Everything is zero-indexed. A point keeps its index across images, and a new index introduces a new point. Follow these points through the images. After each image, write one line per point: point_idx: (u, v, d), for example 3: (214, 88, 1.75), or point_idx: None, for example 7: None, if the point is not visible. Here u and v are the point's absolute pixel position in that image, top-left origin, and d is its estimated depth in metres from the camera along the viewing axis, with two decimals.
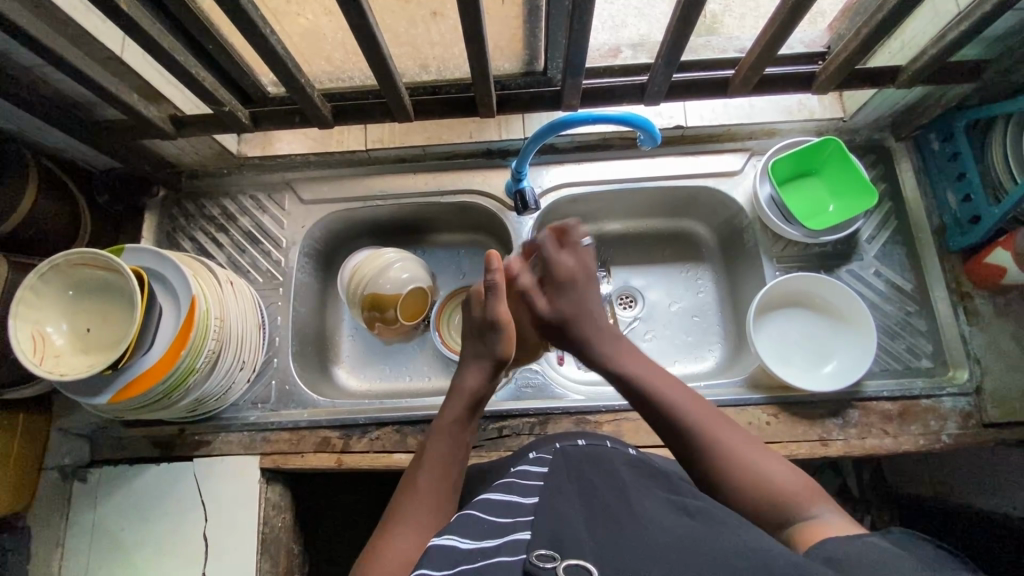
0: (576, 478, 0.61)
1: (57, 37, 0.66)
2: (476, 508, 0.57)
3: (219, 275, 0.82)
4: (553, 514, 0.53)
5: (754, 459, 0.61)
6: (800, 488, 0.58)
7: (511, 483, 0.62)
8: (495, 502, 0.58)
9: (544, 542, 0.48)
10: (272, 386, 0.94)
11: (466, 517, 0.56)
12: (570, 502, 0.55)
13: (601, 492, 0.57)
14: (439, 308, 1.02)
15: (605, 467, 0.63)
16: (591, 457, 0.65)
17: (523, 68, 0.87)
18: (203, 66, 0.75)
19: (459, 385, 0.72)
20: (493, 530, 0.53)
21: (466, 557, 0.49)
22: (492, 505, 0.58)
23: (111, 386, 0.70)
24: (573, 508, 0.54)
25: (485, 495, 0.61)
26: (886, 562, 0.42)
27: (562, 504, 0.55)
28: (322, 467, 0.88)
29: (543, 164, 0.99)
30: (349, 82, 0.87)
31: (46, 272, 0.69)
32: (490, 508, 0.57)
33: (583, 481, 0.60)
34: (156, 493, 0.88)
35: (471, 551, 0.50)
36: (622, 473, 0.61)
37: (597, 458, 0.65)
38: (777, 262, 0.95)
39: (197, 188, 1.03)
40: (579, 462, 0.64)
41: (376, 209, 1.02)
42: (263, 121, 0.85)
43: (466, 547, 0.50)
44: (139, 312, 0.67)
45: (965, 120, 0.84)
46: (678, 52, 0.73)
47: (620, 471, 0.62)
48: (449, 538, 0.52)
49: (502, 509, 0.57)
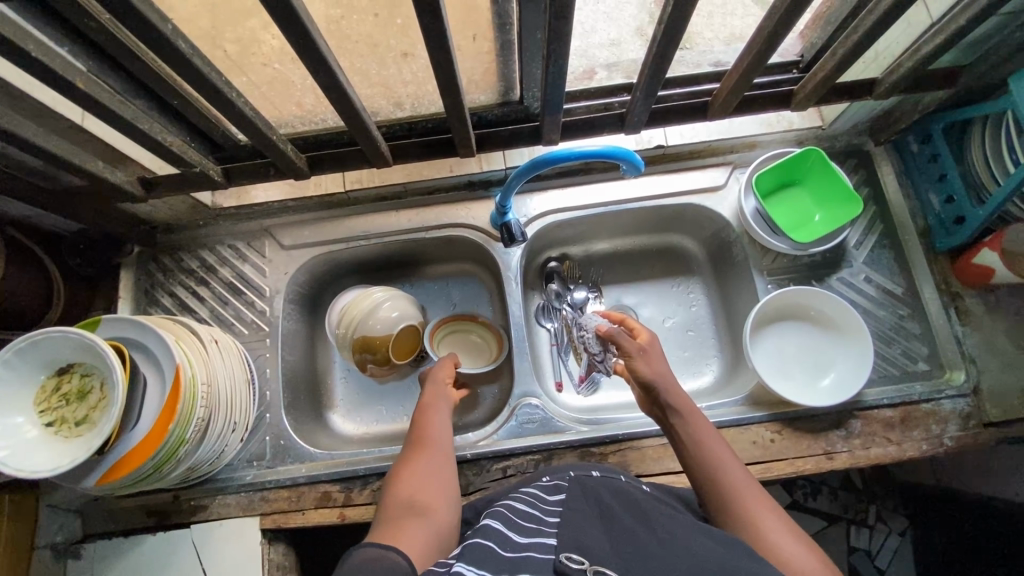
0: (594, 504, 0.61)
1: (14, 114, 0.63)
2: (508, 507, 0.61)
3: (202, 334, 0.79)
4: (576, 530, 0.54)
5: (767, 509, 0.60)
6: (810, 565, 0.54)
7: (535, 499, 0.64)
8: (523, 507, 0.61)
9: (572, 547, 0.51)
10: (267, 442, 0.91)
11: (498, 515, 0.59)
12: (592, 523, 0.56)
13: (622, 517, 0.57)
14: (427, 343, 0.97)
15: (621, 495, 0.63)
16: (607, 485, 0.66)
17: (499, 98, 0.85)
18: (170, 128, 0.72)
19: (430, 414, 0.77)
20: (528, 527, 0.56)
21: (502, 539, 0.52)
22: (523, 509, 0.60)
23: (98, 468, 0.68)
24: (596, 527, 0.55)
25: (510, 502, 0.63)
26: None
27: (584, 520, 0.56)
28: (324, 523, 0.86)
29: (528, 192, 0.98)
30: (321, 124, 0.85)
31: (11, 360, 0.65)
32: (516, 511, 0.60)
33: (599, 505, 0.61)
34: (155, 565, 0.85)
35: (507, 536, 0.53)
36: (639, 500, 0.62)
37: (613, 487, 0.65)
38: (768, 274, 0.94)
39: (173, 241, 1.00)
40: (595, 489, 0.65)
41: (361, 248, 1.00)
42: (237, 175, 0.83)
43: (498, 527, 0.55)
44: (117, 376, 0.64)
45: (942, 122, 0.85)
46: (658, 81, 0.72)
47: (639, 498, 0.63)
48: (499, 526, 0.55)
49: (526, 514, 0.59)
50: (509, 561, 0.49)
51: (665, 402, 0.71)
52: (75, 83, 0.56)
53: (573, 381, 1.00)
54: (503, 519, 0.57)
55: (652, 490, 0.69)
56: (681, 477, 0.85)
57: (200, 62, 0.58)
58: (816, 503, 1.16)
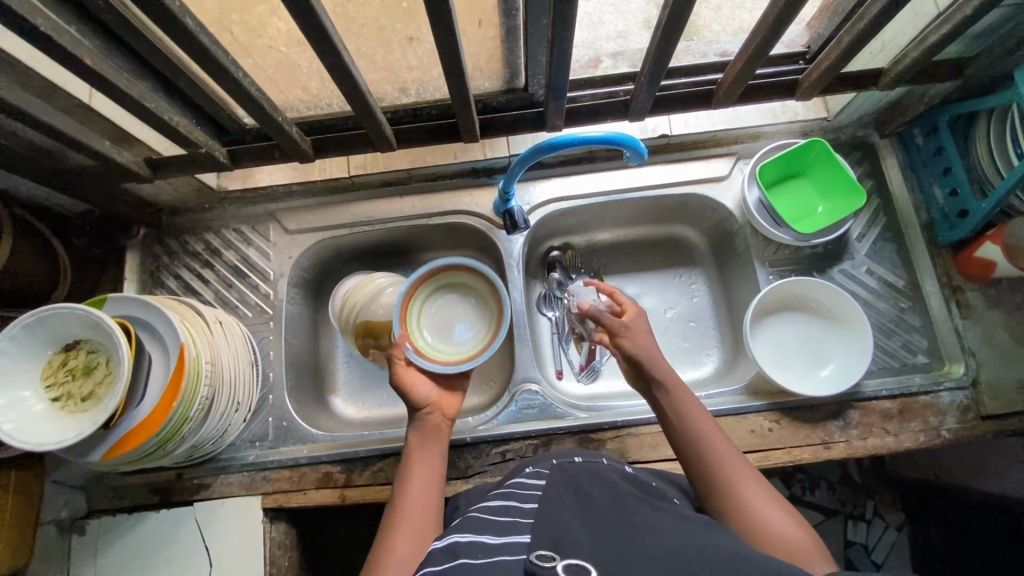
0: (573, 491, 0.61)
1: (22, 91, 0.64)
2: (478, 512, 0.60)
3: (207, 315, 0.80)
4: (552, 520, 0.54)
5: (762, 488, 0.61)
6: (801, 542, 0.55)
7: (511, 491, 0.63)
8: (496, 505, 0.60)
9: (545, 544, 0.50)
10: (269, 423, 0.92)
11: (469, 521, 0.57)
12: (569, 512, 0.56)
13: (601, 504, 0.57)
14: (413, 285, 0.80)
15: (604, 482, 0.63)
16: (590, 473, 0.66)
17: (504, 85, 0.85)
18: (176, 108, 0.72)
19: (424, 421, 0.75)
20: (497, 527, 0.55)
21: (469, 550, 0.51)
22: (495, 508, 0.59)
23: (104, 443, 0.69)
24: (573, 515, 0.55)
25: (484, 503, 0.62)
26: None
27: (561, 511, 0.56)
28: (325, 503, 0.87)
29: (531, 180, 0.98)
30: (328, 108, 0.86)
31: (18, 334, 0.66)
32: (493, 510, 0.59)
33: (580, 492, 0.61)
34: (159, 541, 0.86)
35: (473, 545, 0.52)
36: (621, 489, 0.62)
37: (593, 473, 0.66)
38: (770, 266, 0.94)
39: (178, 224, 1.01)
40: (577, 477, 0.65)
41: (365, 233, 1.00)
42: (242, 157, 0.84)
43: (470, 539, 0.53)
44: (122, 351, 0.65)
45: (947, 116, 0.84)
46: (662, 68, 0.72)
47: (619, 485, 0.63)
48: (470, 538, 0.54)
49: (503, 511, 0.58)
50: (479, 569, 0.48)
51: (651, 376, 0.71)
52: (83, 59, 0.57)
53: (573, 369, 1.01)
54: (473, 529, 0.55)
55: (631, 470, 0.70)
56: (679, 464, 0.85)
57: (208, 40, 0.58)
58: (813, 496, 1.16)
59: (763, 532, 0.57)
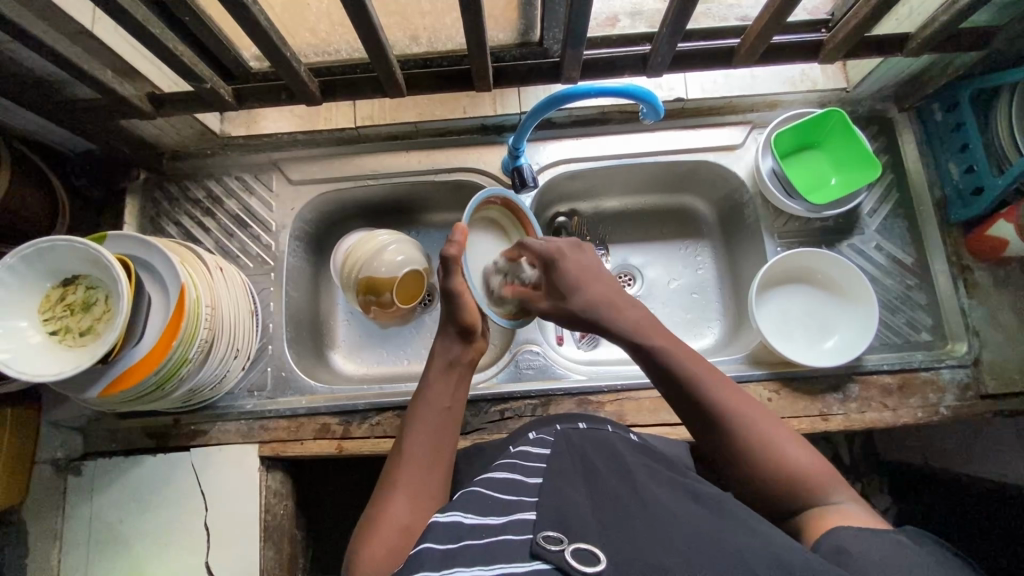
0: (579, 460, 0.61)
1: (22, 10, 0.61)
2: (479, 487, 0.57)
3: (208, 260, 0.79)
4: (558, 495, 0.53)
5: (777, 436, 0.58)
6: (813, 470, 0.56)
7: (515, 462, 0.62)
8: (499, 480, 0.58)
9: (551, 523, 0.48)
10: (268, 373, 0.92)
11: (472, 496, 0.55)
12: (578, 489, 0.55)
13: (608, 479, 0.56)
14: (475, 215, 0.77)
15: (609, 451, 0.62)
16: (594, 441, 0.65)
17: (518, 38, 0.83)
18: (181, 40, 0.70)
19: (430, 388, 0.70)
20: (499, 508, 0.52)
21: (471, 533, 0.49)
22: (497, 483, 0.57)
23: (102, 379, 0.68)
24: (578, 488, 0.55)
25: (488, 473, 0.60)
26: (899, 558, 0.42)
27: (568, 487, 0.54)
28: (322, 453, 0.87)
29: (542, 140, 0.96)
30: (337, 54, 0.83)
31: (14, 265, 0.65)
32: (497, 485, 0.57)
33: (585, 462, 0.60)
34: (153, 485, 0.86)
35: (476, 528, 0.49)
36: (627, 459, 0.61)
37: (600, 443, 0.64)
38: (778, 237, 0.93)
39: (179, 170, 0.99)
40: (582, 445, 0.64)
41: (368, 188, 0.99)
42: (247, 99, 0.81)
43: (471, 523, 0.50)
44: (122, 287, 0.64)
45: (970, 89, 0.82)
46: (684, 21, 0.69)
47: (624, 454, 0.62)
48: (469, 522, 0.50)
49: (505, 487, 0.56)
50: (482, 549, 0.46)
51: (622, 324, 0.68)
52: None
53: (574, 336, 1.01)
54: (471, 507, 0.53)
55: (639, 439, 0.70)
56: (676, 429, 0.85)
57: None
58: None
59: (777, 470, 0.56)
